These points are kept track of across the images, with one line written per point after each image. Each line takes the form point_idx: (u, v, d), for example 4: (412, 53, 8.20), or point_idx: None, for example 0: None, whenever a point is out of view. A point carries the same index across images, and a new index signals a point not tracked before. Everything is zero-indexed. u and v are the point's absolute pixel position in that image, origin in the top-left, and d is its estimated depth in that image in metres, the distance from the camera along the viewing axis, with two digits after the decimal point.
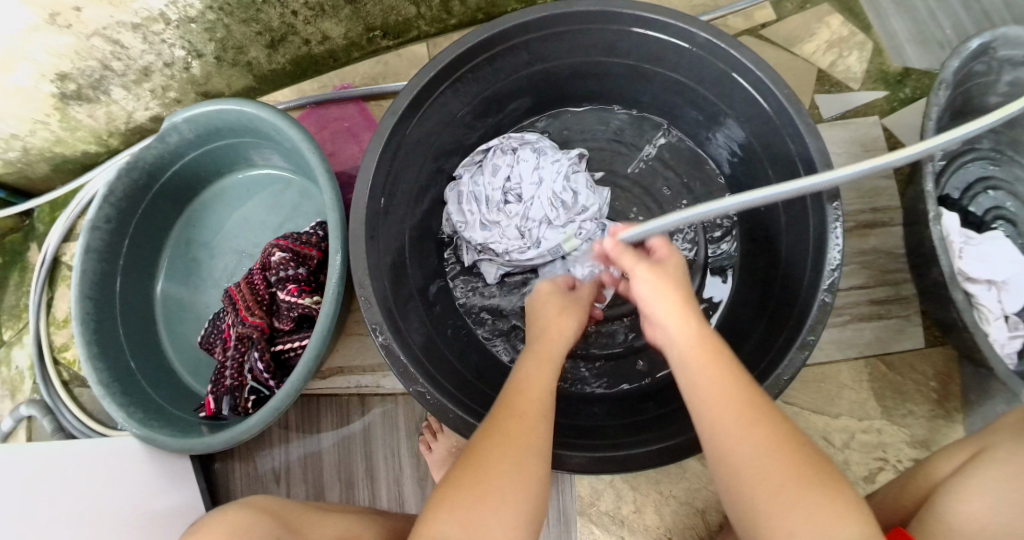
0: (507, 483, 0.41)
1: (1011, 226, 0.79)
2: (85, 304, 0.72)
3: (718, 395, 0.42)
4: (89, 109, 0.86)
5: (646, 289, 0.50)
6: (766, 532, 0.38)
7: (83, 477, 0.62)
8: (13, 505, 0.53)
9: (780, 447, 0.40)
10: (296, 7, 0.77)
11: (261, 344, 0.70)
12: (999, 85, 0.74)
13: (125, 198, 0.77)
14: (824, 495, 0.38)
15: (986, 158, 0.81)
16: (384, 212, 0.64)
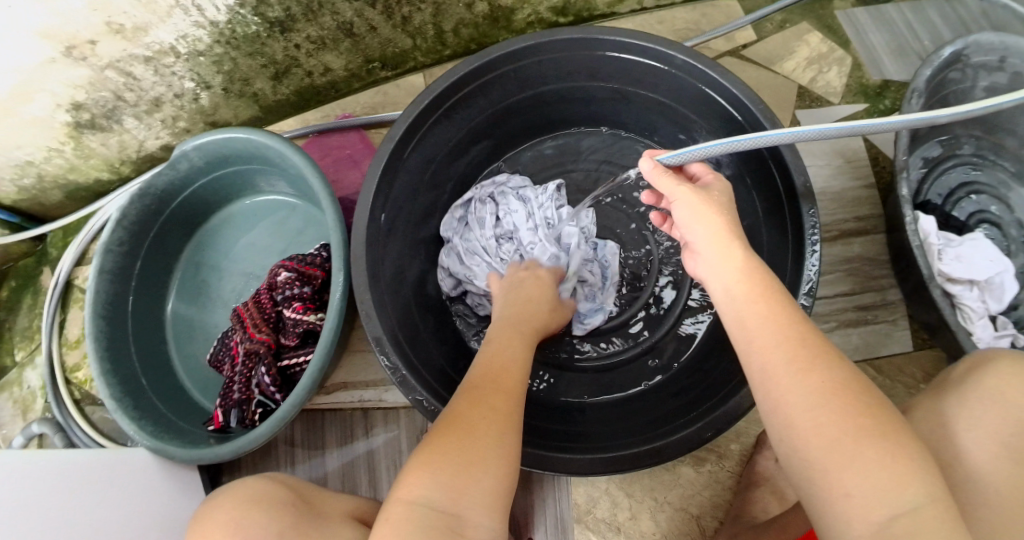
0: (496, 457, 0.44)
1: (996, 229, 0.80)
2: (98, 324, 0.76)
3: (764, 335, 0.43)
4: (102, 138, 0.90)
5: (689, 210, 0.52)
6: (821, 489, 0.37)
7: (77, 486, 0.63)
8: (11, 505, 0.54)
9: (838, 395, 0.38)
10: (299, 41, 0.81)
11: (268, 359, 0.73)
12: (977, 90, 0.78)
13: (137, 223, 0.81)
14: (885, 449, 0.36)
15: (969, 163, 0.83)
16: (384, 226, 0.68)
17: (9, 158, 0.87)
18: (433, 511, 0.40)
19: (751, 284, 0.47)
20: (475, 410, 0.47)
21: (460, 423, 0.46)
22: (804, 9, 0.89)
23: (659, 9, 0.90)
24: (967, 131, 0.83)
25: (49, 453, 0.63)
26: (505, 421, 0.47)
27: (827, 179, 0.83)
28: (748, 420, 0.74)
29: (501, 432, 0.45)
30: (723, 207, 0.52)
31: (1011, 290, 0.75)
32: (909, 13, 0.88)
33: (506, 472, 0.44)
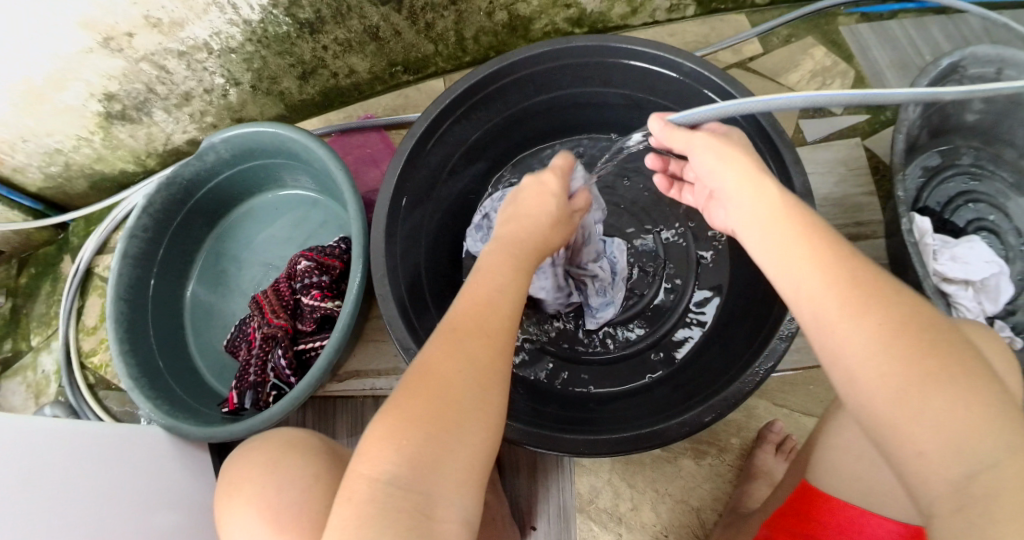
0: (477, 426, 0.41)
1: (994, 236, 0.84)
2: (120, 305, 0.78)
3: (808, 281, 0.41)
4: (131, 130, 0.94)
5: (714, 157, 0.51)
6: (890, 444, 0.35)
7: (90, 455, 0.64)
8: (24, 467, 0.55)
9: (899, 339, 0.36)
10: (326, 43, 0.86)
11: (284, 343, 0.75)
12: (976, 101, 0.81)
13: (162, 211, 0.84)
14: (960, 400, 0.34)
15: (968, 173, 0.86)
16: (404, 210, 0.71)
17: (40, 145, 0.91)
18: (395, 489, 0.38)
19: (791, 218, 0.44)
20: (451, 360, 0.43)
21: (427, 379, 0.42)
22: (810, 25, 0.93)
23: (669, 22, 0.94)
24: (967, 142, 0.86)
25: (56, 426, 0.63)
26: (486, 377, 0.43)
27: (830, 185, 0.84)
28: (749, 415, 0.76)
29: (478, 393, 0.42)
30: (742, 151, 0.51)
31: (1006, 291, 0.78)
32: (911, 30, 0.92)
33: (480, 440, 0.41)
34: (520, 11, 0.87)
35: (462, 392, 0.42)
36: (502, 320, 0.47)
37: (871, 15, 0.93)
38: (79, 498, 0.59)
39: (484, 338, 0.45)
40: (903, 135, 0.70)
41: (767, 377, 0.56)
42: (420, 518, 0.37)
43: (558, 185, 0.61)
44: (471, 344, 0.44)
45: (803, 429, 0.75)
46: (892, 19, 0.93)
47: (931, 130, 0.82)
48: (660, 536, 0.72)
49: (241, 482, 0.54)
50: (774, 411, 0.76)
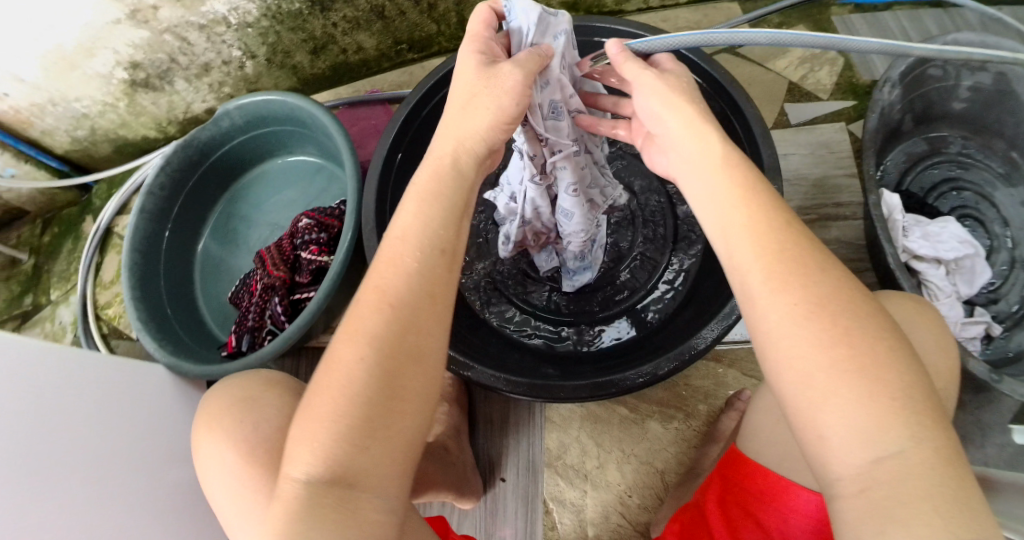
0: (394, 421, 0.39)
1: (978, 224, 0.86)
2: (134, 254, 0.85)
3: (738, 230, 0.41)
4: (153, 98, 1.00)
5: (657, 99, 0.47)
6: (797, 428, 0.37)
7: (108, 392, 0.70)
8: (49, 394, 0.61)
9: (812, 322, 0.36)
10: (336, 21, 0.91)
11: (281, 291, 0.80)
12: (962, 89, 0.83)
13: (178, 170, 0.90)
14: (865, 390, 0.34)
15: (954, 161, 0.88)
16: (399, 165, 0.77)
17: (68, 110, 0.98)
18: (319, 489, 0.38)
19: (731, 178, 0.43)
20: (352, 347, 0.40)
21: (329, 368, 0.40)
22: (801, 13, 0.95)
23: (664, 8, 0.98)
24: (953, 131, 0.88)
25: (72, 353, 0.67)
26: (392, 366, 0.40)
27: (809, 166, 0.85)
28: (717, 384, 0.80)
29: (383, 385, 0.39)
30: (686, 92, 0.48)
31: (983, 274, 0.80)
32: (907, 19, 0.93)
33: (405, 431, 0.40)
34: None
35: (362, 390, 0.39)
36: (409, 291, 0.42)
37: (866, 6, 0.95)
38: (88, 424, 0.64)
39: (381, 317, 0.41)
40: (876, 116, 0.72)
41: (715, 342, 0.60)
42: (346, 510, 0.38)
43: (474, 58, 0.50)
44: (367, 328, 0.41)
45: None
46: (886, 10, 0.94)
47: (915, 116, 0.85)
48: (623, 495, 0.77)
49: (211, 421, 0.58)
50: (742, 381, 0.79)
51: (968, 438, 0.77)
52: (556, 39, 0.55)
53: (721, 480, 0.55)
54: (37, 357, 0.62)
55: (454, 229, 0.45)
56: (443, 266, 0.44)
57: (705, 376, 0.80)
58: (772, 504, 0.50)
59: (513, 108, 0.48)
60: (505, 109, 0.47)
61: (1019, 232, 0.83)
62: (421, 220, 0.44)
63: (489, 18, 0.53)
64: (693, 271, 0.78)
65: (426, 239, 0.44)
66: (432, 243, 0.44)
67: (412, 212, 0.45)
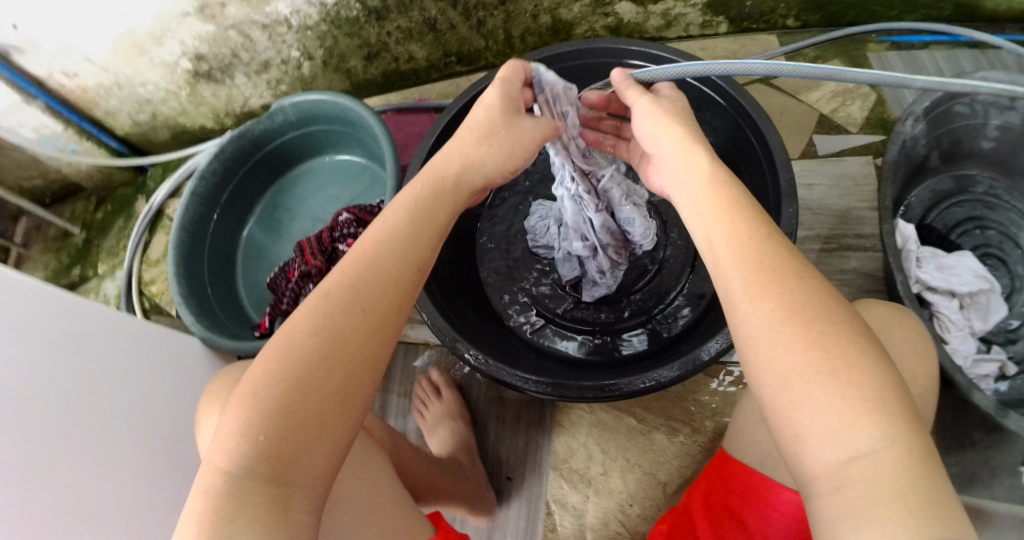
0: (335, 423, 0.41)
1: (1001, 264, 0.86)
2: (183, 233, 0.90)
3: (726, 240, 0.43)
4: (214, 89, 1.07)
5: (651, 122, 0.52)
6: (775, 429, 0.38)
7: (142, 356, 0.74)
8: (87, 351, 0.65)
9: (788, 326, 0.38)
10: (390, 30, 0.97)
11: (316, 279, 0.85)
12: (992, 129, 0.84)
13: (231, 158, 0.96)
14: (837, 388, 0.36)
15: (980, 201, 0.89)
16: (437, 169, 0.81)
17: (133, 94, 1.05)
18: (252, 483, 0.39)
19: (717, 196, 0.46)
20: (308, 342, 0.42)
21: (279, 358, 0.42)
22: (838, 48, 0.97)
23: (702, 37, 1.02)
24: (982, 170, 0.89)
25: (103, 310, 0.69)
26: (349, 371, 0.42)
27: (834, 197, 0.87)
28: (725, 402, 0.80)
29: (339, 387, 0.42)
30: (681, 117, 0.53)
31: (998, 313, 0.81)
32: (944, 59, 0.94)
33: (344, 434, 0.42)
34: (564, 16, 0.96)
35: (313, 388, 0.41)
36: (377, 296, 0.45)
37: (903, 45, 0.96)
38: (117, 383, 0.68)
39: (352, 322, 0.43)
40: (896, 150, 0.74)
41: (727, 351, 0.62)
42: (278, 508, 0.39)
43: (497, 97, 0.53)
44: (330, 326, 0.43)
45: None
46: (923, 49, 0.95)
47: (942, 153, 0.87)
48: (624, 504, 0.79)
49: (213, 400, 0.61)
50: None
51: (977, 477, 0.77)
52: (565, 111, 0.61)
53: (708, 482, 0.57)
54: (70, 312, 0.64)
55: (433, 250, 0.49)
56: (414, 284, 0.47)
57: (716, 395, 0.81)
58: (756, 505, 0.51)
59: (522, 161, 0.54)
60: (514, 158, 0.53)
61: None
62: (401, 230, 0.48)
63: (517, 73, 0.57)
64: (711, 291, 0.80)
65: (403, 252, 0.47)
66: (407, 257, 0.47)
67: (389, 221, 0.48)
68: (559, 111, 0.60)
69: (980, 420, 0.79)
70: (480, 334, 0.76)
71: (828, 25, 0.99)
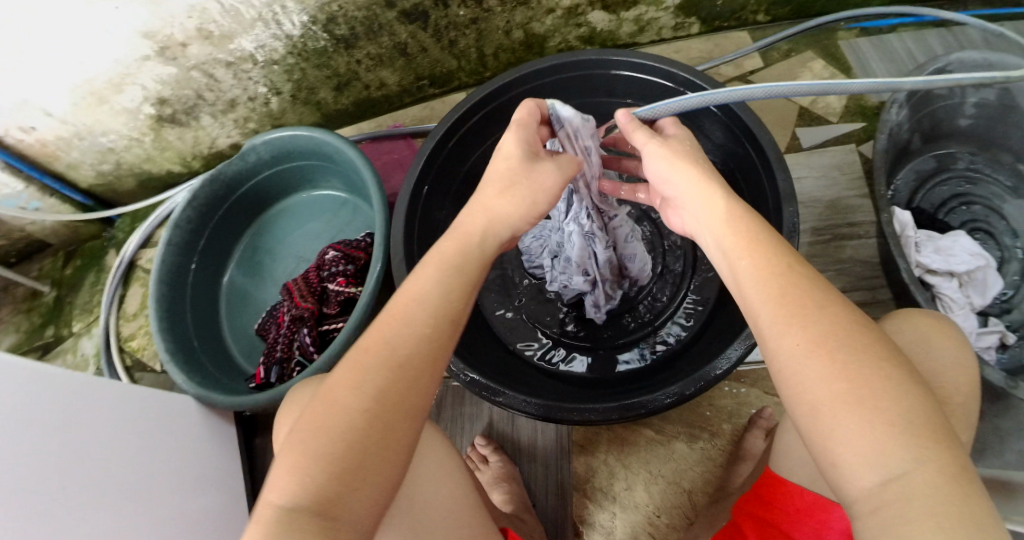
0: (379, 465, 0.40)
1: (988, 237, 0.87)
2: (162, 286, 0.86)
3: (751, 273, 0.43)
4: (180, 132, 1.03)
5: (663, 163, 0.51)
6: (812, 455, 0.39)
7: (144, 414, 0.70)
8: (86, 416, 0.61)
9: (813, 359, 0.38)
10: (360, 58, 0.95)
11: (310, 322, 0.82)
12: (968, 107, 0.86)
13: (205, 204, 0.92)
14: (868, 418, 0.36)
15: (963, 177, 0.90)
16: (425, 198, 0.79)
17: (94, 144, 1.00)
18: (300, 519, 0.37)
19: (735, 231, 0.45)
20: (352, 390, 0.41)
21: (326, 404, 0.42)
22: (809, 40, 0.98)
23: (675, 39, 1.02)
24: (961, 147, 0.90)
25: (86, 377, 0.64)
26: (388, 419, 0.41)
27: (823, 189, 0.87)
28: (740, 404, 0.81)
29: (379, 435, 0.40)
30: (692, 154, 0.52)
31: (995, 285, 0.81)
32: (912, 41, 0.95)
33: (388, 481, 0.40)
34: (535, 30, 0.96)
35: (355, 433, 0.40)
36: (414, 347, 0.43)
37: (871, 31, 0.97)
38: (119, 445, 0.64)
39: (388, 372, 0.42)
40: (884, 138, 0.74)
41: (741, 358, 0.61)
42: None
43: (515, 145, 0.52)
44: (368, 373, 0.42)
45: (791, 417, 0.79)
46: (891, 33, 0.97)
47: (923, 135, 0.88)
48: (652, 516, 0.78)
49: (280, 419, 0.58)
50: (764, 399, 0.80)
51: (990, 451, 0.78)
52: (587, 145, 0.61)
53: (753, 491, 0.56)
54: (52, 383, 0.59)
55: (468, 299, 0.47)
56: (450, 332, 0.44)
57: (729, 396, 0.82)
58: (809, 521, 0.50)
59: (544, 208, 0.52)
60: (537, 205, 0.51)
61: None
62: (434, 282, 0.46)
63: (534, 112, 0.56)
64: (715, 297, 0.79)
65: (438, 302, 0.45)
66: (443, 309, 0.45)
67: (423, 275, 0.47)
68: (581, 147, 0.60)
69: (985, 391, 0.80)
70: (492, 365, 0.74)
71: (796, 17, 1.00)
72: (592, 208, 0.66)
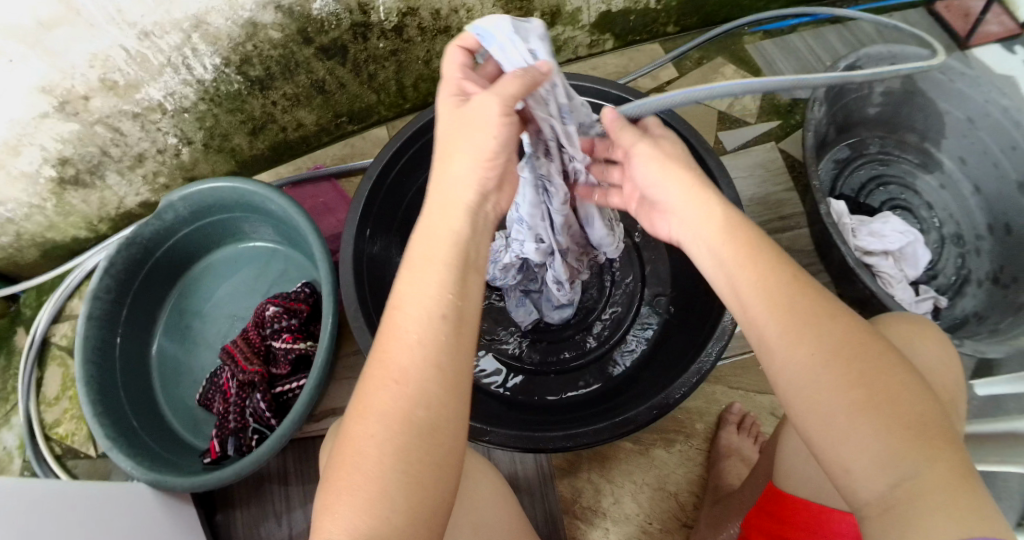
0: (421, 494, 0.37)
1: (908, 212, 0.94)
2: (88, 368, 0.78)
3: (755, 278, 0.42)
4: (84, 195, 0.93)
5: (654, 169, 0.50)
6: (822, 461, 0.39)
7: (97, 512, 0.64)
8: (35, 523, 0.55)
9: (831, 369, 0.38)
10: (275, 98, 0.91)
11: (262, 387, 0.77)
12: (874, 95, 0.92)
13: (123, 270, 0.85)
14: (882, 423, 0.36)
15: (876, 160, 0.96)
16: (369, 241, 0.76)
17: None
18: None
19: (734, 240, 0.44)
20: (367, 425, 0.38)
21: (347, 445, 0.39)
22: (718, 46, 1.02)
23: (591, 56, 1.03)
24: (872, 134, 0.96)
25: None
26: (406, 440, 0.38)
27: (753, 186, 0.91)
28: (709, 401, 0.85)
29: (400, 459, 0.37)
30: (682, 161, 0.51)
31: (924, 256, 0.88)
32: (812, 38, 1.02)
33: (429, 501, 0.37)
34: None
35: (385, 470, 0.37)
36: (410, 357, 0.40)
37: (773, 32, 1.03)
38: None
39: (390, 393, 0.39)
40: (812, 132, 0.78)
41: (714, 366, 0.63)
42: None
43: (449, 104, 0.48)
44: (380, 401, 0.39)
45: (757, 406, 0.84)
46: (792, 33, 1.03)
47: (838, 126, 0.92)
48: (645, 524, 0.79)
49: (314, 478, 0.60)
50: (731, 394, 0.85)
51: None
52: (532, 50, 0.50)
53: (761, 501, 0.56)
54: None
55: (456, 290, 0.42)
56: (446, 331, 0.40)
57: (698, 397, 0.85)
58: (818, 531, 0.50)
59: (494, 144, 0.45)
60: (484, 146, 0.45)
61: (943, 214, 0.93)
62: (414, 286, 0.42)
63: (463, 59, 0.51)
64: (663, 306, 0.81)
65: (425, 306, 0.41)
66: (436, 308, 0.41)
67: (408, 281, 0.43)
68: (522, 50, 0.50)
69: None
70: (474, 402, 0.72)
71: (704, 25, 1.04)
72: (541, 149, 0.57)
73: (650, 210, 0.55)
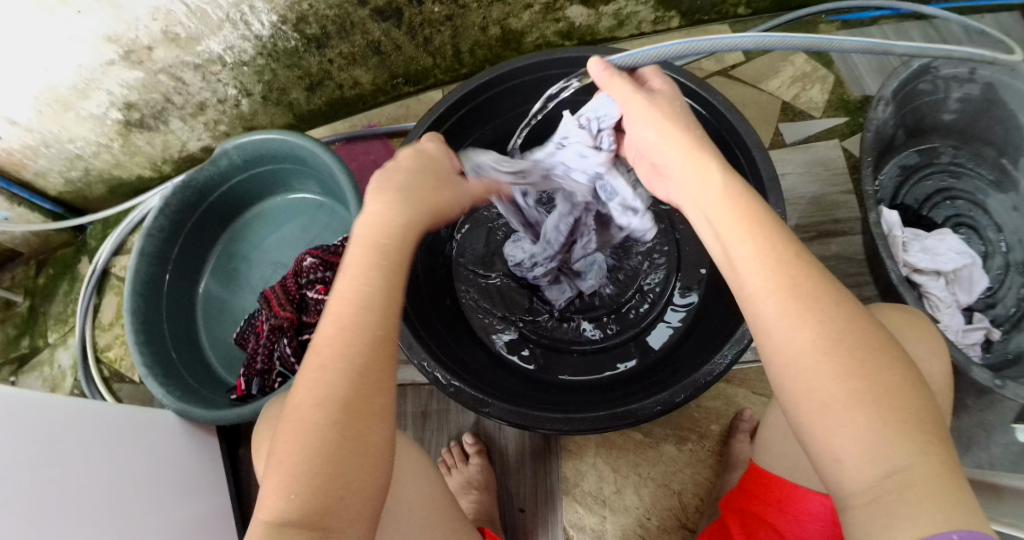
0: (364, 472, 0.40)
1: (972, 232, 0.88)
2: (136, 300, 0.83)
3: (755, 254, 0.41)
4: (148, 137, 0.99)
5: (654, 133, 0.49)
6: (809, 442, 0.38)
7: (124, 434, 0.68)
8: (67, 441, 0.59)
9: (832, 356, 0.37)
10: (332, 57, 0.93)
11: (290, 333, 0.81)
12: (951, 101, 0.85)
13: (177, 212, 0.89)
14: (877, 416, 0.35)
15: (946, 171, 0.90)
16: None
17: (62, 151, 0.95)
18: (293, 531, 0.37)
19: (736, 211, 0.43)
20: (314, 406, 0.40)
21: (292, 423, 0.40)
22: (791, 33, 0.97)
23: (655, 33, 1.00)
24: (943, 142, 0.90)
25: (38, 397, 0.59)
26: (355, 426, 0.40)
27: (806, 185, 0.87)
28: (728, 403, 0.82)
29: (350, 441, 0.40)
30: (682, 117, 0.49)
31: (979, 281, 0.82)
32: (893, 32, 0.95)
33: (370, 479, 0.40)
34: (513, 26, 0.94)
35: (333, 447, 0.39)
36: (359, 344, 0.42)
37: (852, 22, 0.97)
38: (105, 466, 0.62)
39: (331, 376, 0.41)
40: (872, 132, 0.74)
41: (731, 366, 0.61)
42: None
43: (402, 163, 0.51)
44: (328, 386, 0.40)
45: None
46: (873, 25, 0.96)
47: (907, 129, 0.87)
48: (643, 518, 0.78)
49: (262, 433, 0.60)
50: (752, 400, 0.82)
51: (974, 438, 0.77)
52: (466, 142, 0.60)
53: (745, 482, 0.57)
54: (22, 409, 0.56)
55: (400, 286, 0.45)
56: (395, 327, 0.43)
57: (716, 397, 0.83)
58: (790, 513, 0.51)
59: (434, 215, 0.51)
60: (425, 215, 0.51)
61: (1012, 237, 0.85)
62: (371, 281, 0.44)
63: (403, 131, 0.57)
64: (695, 294, 0.79)
65: (376, 297, 0.43)
66: (377, 298, 0.43)
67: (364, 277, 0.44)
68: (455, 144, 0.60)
69: (970, 385, 0.80)
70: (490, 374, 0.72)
71: (777, 9, 0.99)
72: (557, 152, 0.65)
73: (654, 173, 0.55)
